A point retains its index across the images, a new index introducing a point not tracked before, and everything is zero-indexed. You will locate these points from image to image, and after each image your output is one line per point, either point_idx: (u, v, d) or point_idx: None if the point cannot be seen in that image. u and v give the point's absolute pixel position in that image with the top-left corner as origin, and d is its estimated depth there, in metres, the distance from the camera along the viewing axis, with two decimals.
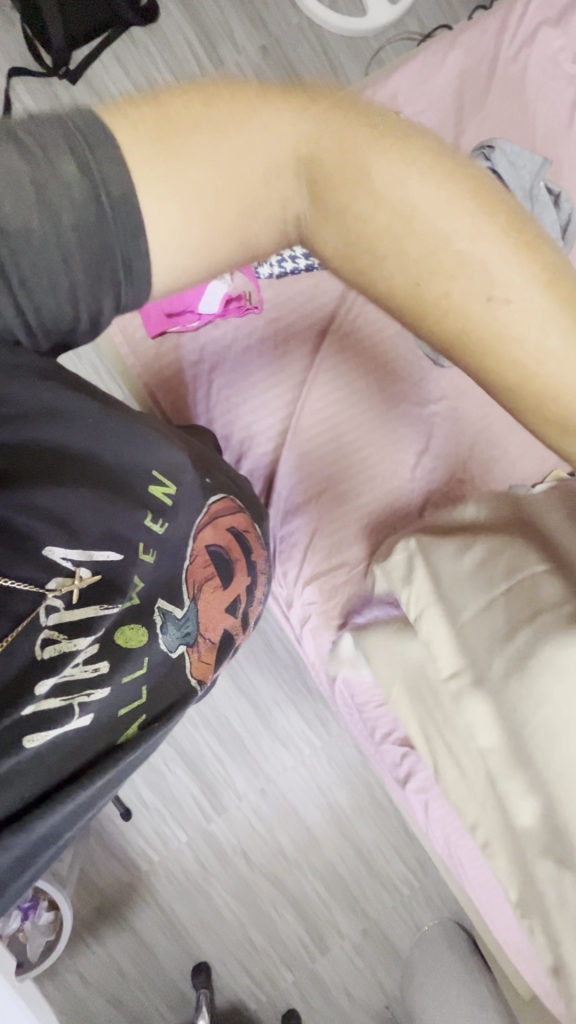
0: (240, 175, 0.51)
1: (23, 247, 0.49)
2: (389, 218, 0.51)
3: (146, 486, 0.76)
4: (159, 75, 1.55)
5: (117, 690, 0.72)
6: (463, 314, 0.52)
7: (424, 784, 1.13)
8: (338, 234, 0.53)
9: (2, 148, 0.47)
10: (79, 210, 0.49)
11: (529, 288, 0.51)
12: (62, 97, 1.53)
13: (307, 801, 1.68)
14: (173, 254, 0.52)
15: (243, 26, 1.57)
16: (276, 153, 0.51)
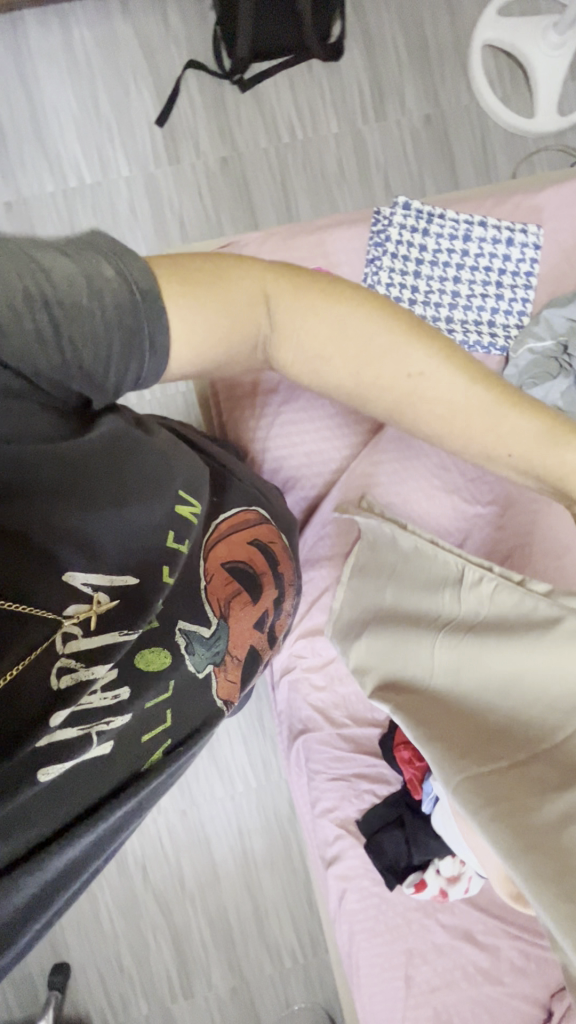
0: (230, 301, 0.64)
1: (77, 319, 0.56)
2: (327, 328, 0.67)
3: (170, 504, 0.75)
4: (323, 111, 1.60)
5: (139, 713, 0.70)
6: (390, 390, 0.69)
7: (346, 872, 1.09)
8: (298, 347, 0.68)
9: (60, 255, 0.56)
10: (117, 298, 0.57)
11: (431, 363, 0.68)
12: (227, 100, 1.58)
13: (222, 838, 1.63)
14: (194, 345, 0.64)
15: (415, 93, 1.62)
16: (251, 295, 0.66)
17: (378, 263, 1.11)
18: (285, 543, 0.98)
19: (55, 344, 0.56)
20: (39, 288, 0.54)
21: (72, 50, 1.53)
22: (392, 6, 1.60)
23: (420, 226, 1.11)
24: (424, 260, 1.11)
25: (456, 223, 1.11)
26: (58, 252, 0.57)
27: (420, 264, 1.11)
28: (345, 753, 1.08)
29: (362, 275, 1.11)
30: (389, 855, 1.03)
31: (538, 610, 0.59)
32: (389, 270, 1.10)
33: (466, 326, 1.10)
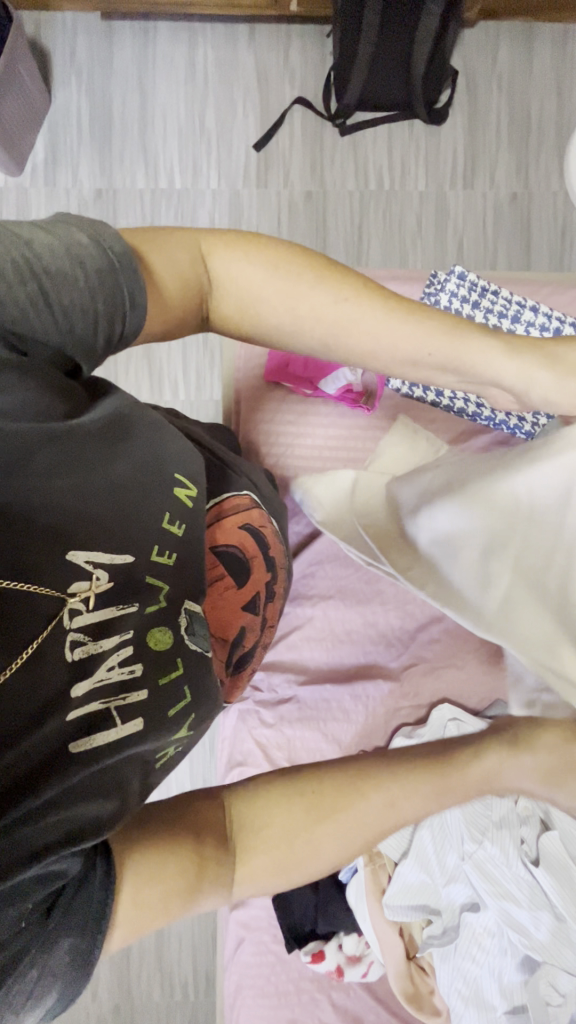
0: (169, 252, 0.67)
1: (65, 284, 0.58)
2: (259, 279, 0.70)
3: (164, 488, 0.67)
4: (414, 168, 1.65)
5: (157, 693, 0.63)
6: (327, 329, 0.72)
7: (249, 920, 1.05)
8: (238, 295, 0.71)
9: (36, 228, 0.59)
10: (94, 261, 0.60)
11: (347, 291, 0.71)
12: (325, 139, 1.64)
13: None
14: (158, 297, 0.65)
15: (507, 170, 1.66)
16: (185, 248, 0.68)
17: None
18: (277, 531, 0.95)
19: (46, 308, 0.57)
20: (23, 259, 0.56)
21: (193, 66, 1.62)
22: (503, 86, 1.65)
23: (473, 296, 1.12)
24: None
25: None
26: (34, 225, 0.59)
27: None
28: None
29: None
30: (295, 915, 0.99)
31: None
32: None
33: None
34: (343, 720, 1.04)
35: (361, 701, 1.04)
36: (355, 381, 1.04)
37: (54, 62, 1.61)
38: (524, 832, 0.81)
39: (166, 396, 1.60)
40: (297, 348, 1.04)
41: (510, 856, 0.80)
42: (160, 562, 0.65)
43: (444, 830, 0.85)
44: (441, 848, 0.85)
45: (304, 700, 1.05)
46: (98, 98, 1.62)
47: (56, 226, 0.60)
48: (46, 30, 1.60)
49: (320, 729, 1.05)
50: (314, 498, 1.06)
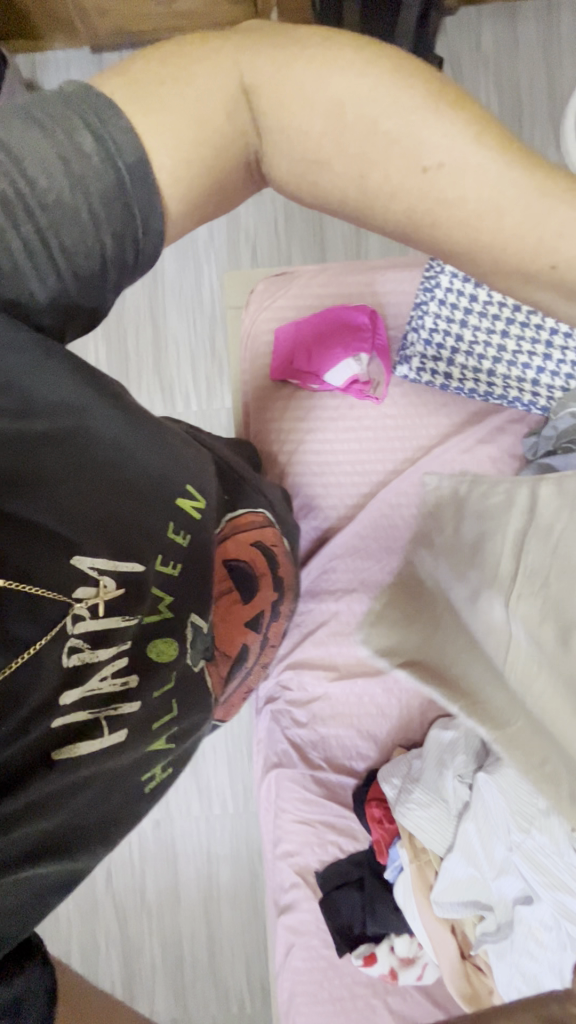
0: (189, 98, 0.51)
1: (64, 221, 0.51)
2: (323, 118, 0.50)
3: (171, 496, 0.71)
4: None
5: (148, 704, 0.65)
6: (412, 202, 0.51)
7: (298, 925, 1.03)
8: (282, 138, 0.52)
9: (27, 125, 0.50)
10: (99, 178, 0.51)
11: (464, 143, 0.48)
12: None
13: (189, 860, 1.67)
14: (172, 172, 0.52)
15: None
16: (219, 73, 0.51)
17: (423, 308, 0.99)
18: (288, 549, 0.96)
19: (44, 255, 0.52)
20: (16, 187, 0.49)
21: None
22: (490, 67, 1.63)
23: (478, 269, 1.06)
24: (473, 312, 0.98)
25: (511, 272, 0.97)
26: (24, 120, 0.50)
27: (468, 314, 0.98)
28: (315, 799, 1.02)
29: (407, 317, 1.03)
30: (343, 918, 0.98)
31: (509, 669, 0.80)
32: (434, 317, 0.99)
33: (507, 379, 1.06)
34: (376, 714, 1.02)
35: (393, 693, 1.02)
36: (360, 370, 1.01)
37: None
38: None
39: (179, 408, 1.63)
40: (300, 341, 1.02)
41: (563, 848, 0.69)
42: (164, 575, 0.69)
43: (488, 819, 0.80)
44: (486, 838, 0.81)
45: (336, 697, 1.03)
46: None
47: (63, 120, 0.50)
48: (40, 68, 1.66)
49: (354, 725, 1.03)
50: (329, 491, 1.05)
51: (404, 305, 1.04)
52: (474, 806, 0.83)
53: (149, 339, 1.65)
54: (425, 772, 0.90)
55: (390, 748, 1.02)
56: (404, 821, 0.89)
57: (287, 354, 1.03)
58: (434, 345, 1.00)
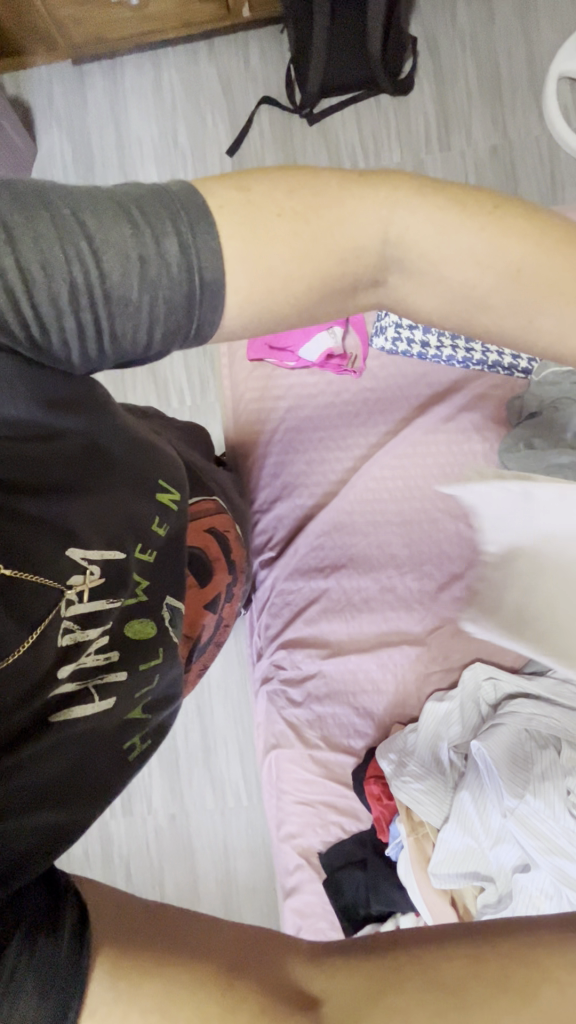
0: (304, 239, 0.51)
1: (120, 308, 0.50)
2: (456, 266, 0.50)
3: (153, 490, 0.72)
4: (387, 141, 1.64)
5: (133, 683, 0.65)
6: (501, 313, 0.52)
7: (304, 908, 1.02)
8: (427, 282, 0.52)
9: (115, 218, 0.49)
10: (168, 281, 0.49)
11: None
12: (294, 134, 1.66)
13: (205, 854, 1.68)
14: (249, 300, 0.52)
15: (482, 124, 1.62)
16: (363, 221, 0.51)
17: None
18: (239, 533, 0.96)
19: (96, 336, 0.51)
20: (84, 271, 0.48)
21: (161, 88, 1.70)
22: (467, 43, 1.62)
23: None
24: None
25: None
26: (113, 208, 0.49)
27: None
28: (315, 779, 1.01)
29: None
30: (347, 899, 0.96)
31: None
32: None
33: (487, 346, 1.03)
34: (373, 691, 1.01)
35: (388, 668, 1.01)
36: (336, 343, 1.03)
37: (35, 113, 1.72)
38: (570, 784, 0.73)
39: (173, 404, 1.65)
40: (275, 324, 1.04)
41: (556, 809, 0.72)
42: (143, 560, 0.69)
43: (485, 789, 0.79)
44: (482, 807, 0.78)
45: (331, 675, 1.02)
46: (78, 137, 1.72)
47: (155, 217, 0.49)
48: (24, 84, 1.72)
49: (350, 703, 1.02)
50: (313, 469, 1.05)
51: None
52: (469, 777, 0.82)
53: None
54: (419, 741, 0.90)
55: (388, 725, 1.00)
56: (400, 795, 0.86)
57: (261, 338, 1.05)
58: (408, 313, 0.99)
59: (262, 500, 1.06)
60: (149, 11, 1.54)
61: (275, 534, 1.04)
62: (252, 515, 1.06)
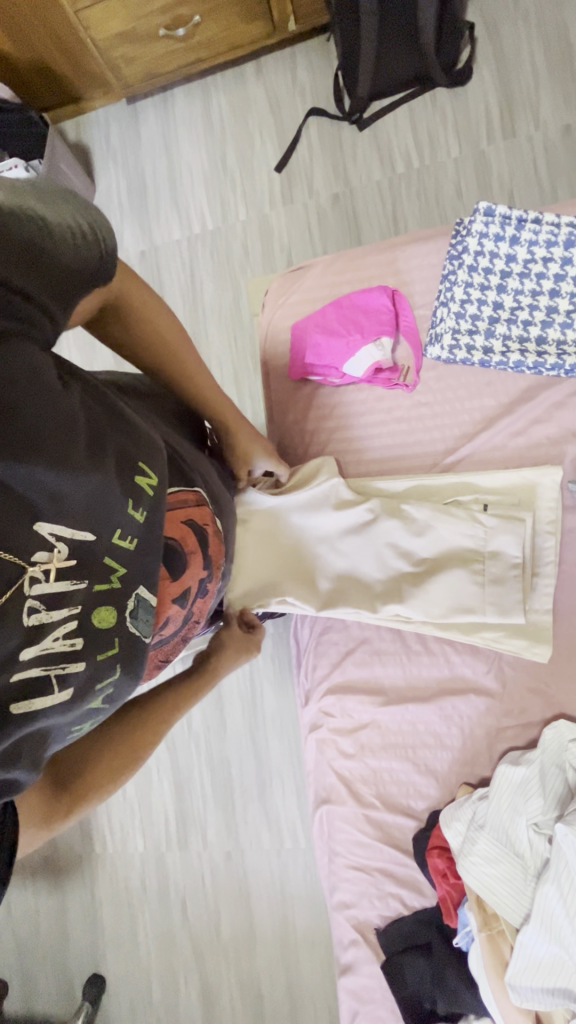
0: (139, 300, 0.70)
1: (53, 247, 0.57)
2: (189, 360, 0.77)
3: (128, 470, 0.63)
4: (444, 137, 1.53)
5: (93, 669, 0.59)
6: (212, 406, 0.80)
7: (360, 991, 0.90)
8: (175, 355, 0.76)
9: (35, 193, 0.59)
10: (84, 241, 0.60)
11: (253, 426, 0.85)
12: (343, 141, 1.60)
13: (263, 897, 1.59)
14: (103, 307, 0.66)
15: (552, 104, 1.47)
16: (160, 309, 0.73)
17: (451, 279, 0.88)
18: (219, 526, 0.81)
19: (32, 259, 0.55)
20: (25, 215, 0.56)
21: (210, 115, 1.71)
22: (531, 21, 1.49)
23: (510, 232, 0.85)
24: (511, 275, 0.86)
25: (555, 227, 0.83)
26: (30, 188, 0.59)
27: (505, 277, 0.86)
28: (371, 843, 0.90)
29: (437, 292, 0.91)
30: (409, 991, 0.83)
31: None
32: (465, 285, 0.87)
33: (563, 348, 0.84)
34: (435, 746, 0.89)
35: (453, 721, 0.88)
36: (384, 355, 0.92)
37: (94, 153, 1.80)
38: None
39: None
40: (313, 336, 0.94)
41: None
42: (118, 547, 0.62)
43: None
44: (574, 908, 0.64)
45: (386, 726, 0.91)
46: (133, 172, 1.77)
47: (74, 201, 0.62)
48: (84, 130, 1.80)
49: (409, 758, 0.90)
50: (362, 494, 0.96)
51: (431, 279, 0.93)
52: (554, 865, 0.67)
53: None
54: (490, 813, 0.76)
55: (454, 786, 0.88)
56: (468, 880, 0.74)
57: (299, 354, 0.95)
58: (467, 318, 0.88)
59: None
60: (196, 40, 1.55)
61: None
62: None
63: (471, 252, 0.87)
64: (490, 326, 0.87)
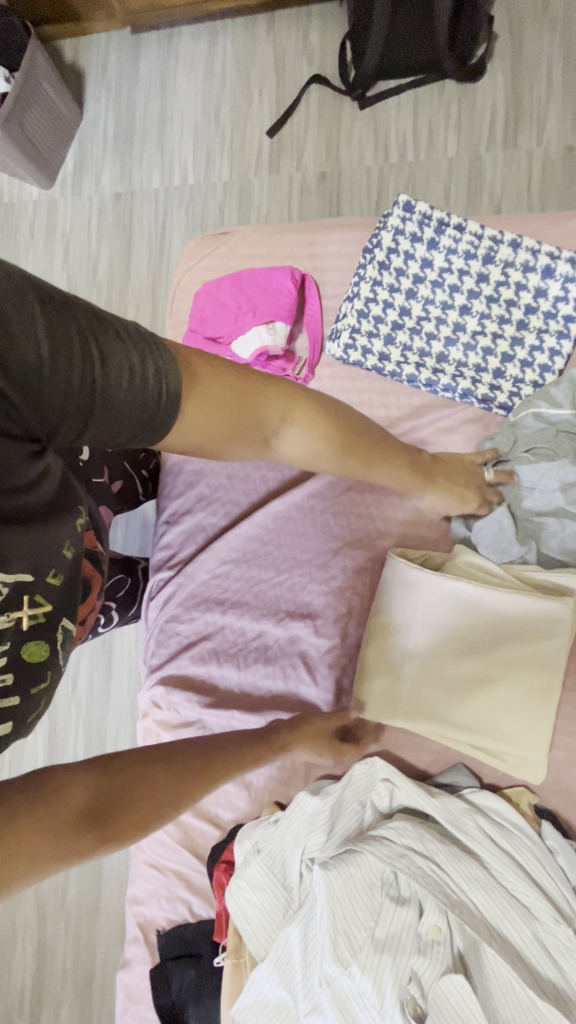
0: (224, 399, 0.57)
1: (103, 404, 0.49)
2: (319, 435, 0.65)
3: (66, 516, 0.59)
4: (443, 133, 1.45)
5: (22, 711, 0.58)
6: (352, 470, 0.70)
7: (133, 989, 0.87)
8: (297, 432, 0.64)
9: (73, 331, 0.46)
10: (136, 384, 0.50)
11: (389, 480, 0.73)
12: (342, 118, 1.51)
13: (113, 870, 1.57)
14: (203, 430, 0.57)
15: (560, 122, 1.39)
16: (261, 395, 0.60)
17: (361, 273, 0.88)
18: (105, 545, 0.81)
19: (75, 409, 0.48)
20: (77, 373, 0.47)
21: (213, 62, 1.61)
22: (556, 27, 1.40)
23: (428, 237, 0.87)
24: (424, 280, 0.86)
25: (477, 237, 0.85)
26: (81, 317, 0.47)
27: (418, 282, 0.87)
28: (171, 843, 0.86)
29: (347, 285, 0.90)
30: (170, 999, 0.80)
31: (338, 925, 0.62)
32: (372, 284, 0.87)
33: (459, 369, 0.85)
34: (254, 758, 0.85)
35: None
36: (277, 340, 0.90)
37: (88, 80, 1.69)
38: (417, 963, 0.60)
39: None
40: (212, 308, 0.92)
41: (386, 1003, 0.58)
42: (53, 582, 0.58)
43: (317, 933, 0.63)
44: (310, 952, 0.63)
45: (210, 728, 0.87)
46: (124, 109, 1.67)
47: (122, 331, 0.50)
48: (83, 52, 1.70)
49: None
50: (238, 485, 0.91)
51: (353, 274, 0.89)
52: (307, 908, 0.66)
53: (147, 318, 1.60)
54: (269, 840, 0.73)
55: (263, 803, 0.84)
56: (228, 903, 0.70)
57: (196, 321, 0.93)
58: (370, 318, 0.87)
59: (172, 510, 0.92)
60: None
61: (178, 553, 0.91)
62: (161, 525, 0.93)
63: (386, 248, 0.87)
64: (392, 331, 0.86)
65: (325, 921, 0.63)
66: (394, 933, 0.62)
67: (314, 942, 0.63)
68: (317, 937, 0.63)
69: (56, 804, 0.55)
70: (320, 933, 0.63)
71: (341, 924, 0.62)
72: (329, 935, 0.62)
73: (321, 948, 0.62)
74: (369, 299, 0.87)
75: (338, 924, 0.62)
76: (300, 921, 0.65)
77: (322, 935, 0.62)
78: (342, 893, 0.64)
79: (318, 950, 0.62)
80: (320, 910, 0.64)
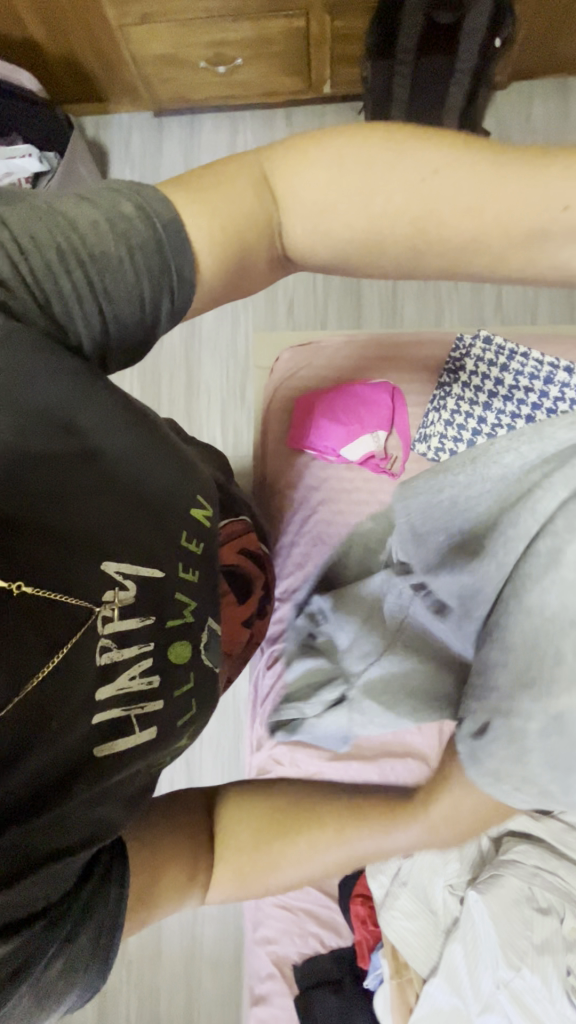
0: (227, 198, 0.52)
1: (106, 269, 0.49)
2: (343, 195, 0.51)
3: (186, 510, 0.63)
4: None
5: (169, 711, 0.61)
6: (406, 222, 0.51)
7: None
8: (321, 198, 0.51)
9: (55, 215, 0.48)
10: (134, 236, 0.49)
11: (453, 182, 0.48)
12: None
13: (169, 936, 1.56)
14: (218, 239, 0.52)
15: None
16: (238, 179, 0.52)
17: (446, 392, 1.14)
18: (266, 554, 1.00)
19: (93, 296, 0.50)
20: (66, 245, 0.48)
21: (236, 147, 1.75)
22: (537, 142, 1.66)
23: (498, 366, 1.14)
24: (496, 396, 1.12)
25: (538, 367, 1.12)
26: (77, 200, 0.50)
27: (491, 398, 1.12)
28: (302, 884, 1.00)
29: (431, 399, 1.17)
30: None
31: (495, 937, 0.83)
32: (456, 401, 1.12)
33: None
34: None
35: (389, 778, 1.07)
36: (377, 446, 1.15)
37: (111, 157, 1.78)
38: (568, 960, 0.81)
39: None
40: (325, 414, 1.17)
41: (553, 991, 0.79)
42: (186, 581, 0.62)
43: (478, 946, 0.84)
44: (473, 960, 0.84)
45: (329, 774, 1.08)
46: None
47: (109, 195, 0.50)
48: (105, 130, 1.79)
49: None
50: None
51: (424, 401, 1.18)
52: (462, 927, 0.87)
53: (182, 384, 1.68)
54: (414, 876, 0.94)
55: None
56: (387, 931, 0.91)
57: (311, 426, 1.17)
58: (454, 427, 1.12)
59: (283, 592, 1.15)
60: (235, 80, 1.60)
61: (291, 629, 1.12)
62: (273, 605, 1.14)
63: (466, 374, 1.14)
64: (472, 436, 1.11)
65: (485, 935, 0.84)
66: (540, 936, 0.83)
67: (475, 947, 0.84)
68: (477, 946, 0.84)
69: (195, 831, 0.68)
70: (477, 943, 0.84)
71: (498, 934, 0.83)
72: (491, 947, 0.83)
73: (486, 953, 0.83)
74: (454, 410, 1.13)
75: (496, 935, 0.83)
76: (460, 938, 0.86)
77: (486, 944, 0.83)
78: (491, 909, 0.84)
79: (482, 958, 0.83)
80: (477, 928, 0.85)
